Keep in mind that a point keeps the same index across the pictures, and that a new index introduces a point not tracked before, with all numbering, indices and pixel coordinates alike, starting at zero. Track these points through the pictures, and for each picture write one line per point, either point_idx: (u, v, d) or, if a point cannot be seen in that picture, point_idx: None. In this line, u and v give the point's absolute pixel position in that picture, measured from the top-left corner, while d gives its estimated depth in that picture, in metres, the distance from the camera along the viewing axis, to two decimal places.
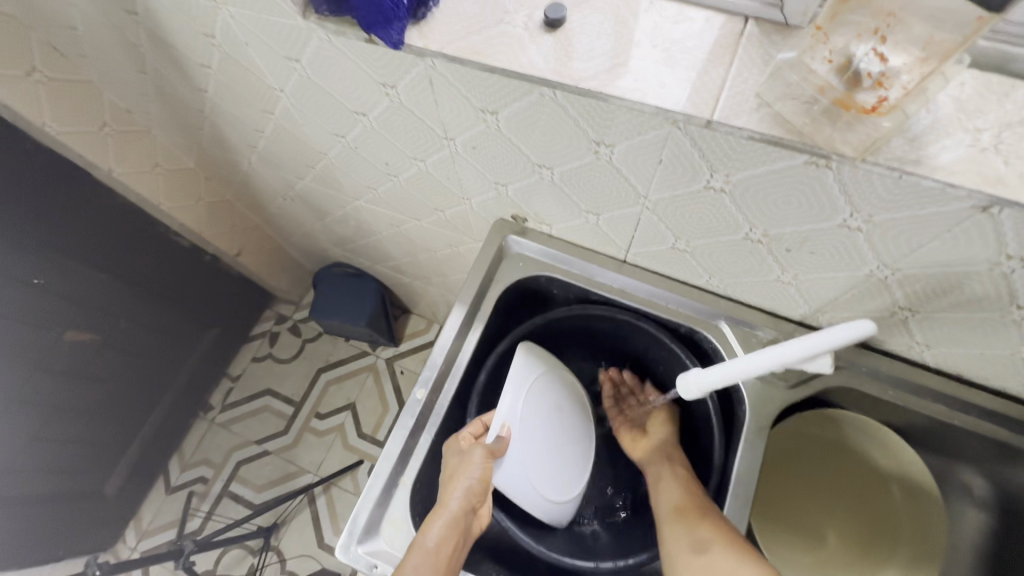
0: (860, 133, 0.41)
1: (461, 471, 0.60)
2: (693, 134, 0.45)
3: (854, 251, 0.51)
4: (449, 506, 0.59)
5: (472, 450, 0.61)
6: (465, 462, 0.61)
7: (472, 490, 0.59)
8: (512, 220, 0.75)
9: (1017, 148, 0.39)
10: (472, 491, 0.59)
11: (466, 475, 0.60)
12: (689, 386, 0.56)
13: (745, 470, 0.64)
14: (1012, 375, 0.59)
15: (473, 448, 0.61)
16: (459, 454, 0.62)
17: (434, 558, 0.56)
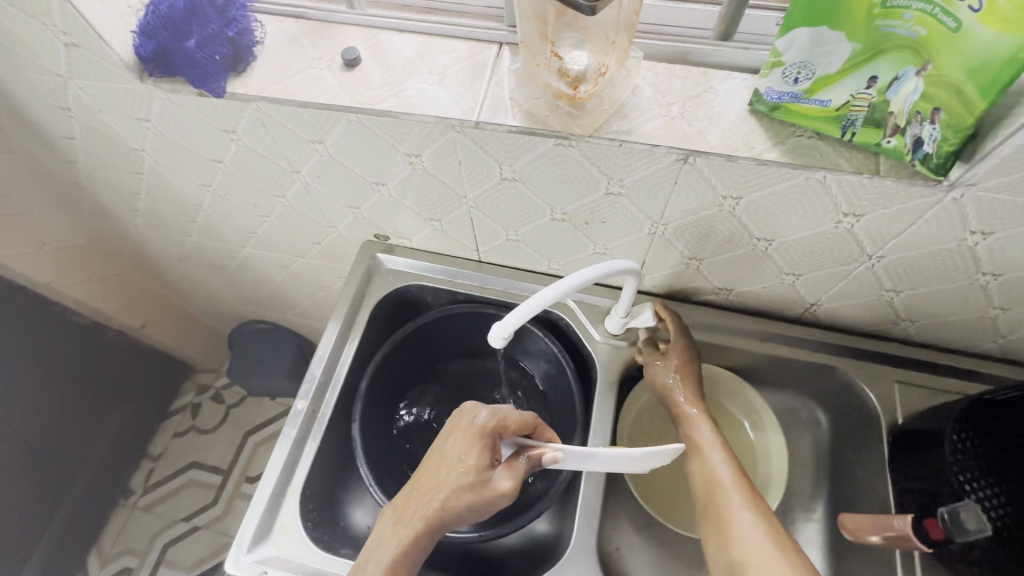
0: (586, 117, 0.53)
1: (446, 483, 0.60)
2: (470, 134, 0.56)
3: (630, 215, 0.63)
4: (417, 507, 0.61)
5: (472, 469, 0.60)
6: (456, 475, 0.60)
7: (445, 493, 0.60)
8: (378, 240, 0.84)
9: (696, 114, 0.53)
10: (450, 509, 0.59)
11: (449, 491, 0.60)
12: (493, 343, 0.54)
13: (599, 422, 0.74)
14: (793, 299, 0.72)
15: (478, 467, 0.60)
16: (451, 458, 0.61)
17: (394, 567, 0.59)
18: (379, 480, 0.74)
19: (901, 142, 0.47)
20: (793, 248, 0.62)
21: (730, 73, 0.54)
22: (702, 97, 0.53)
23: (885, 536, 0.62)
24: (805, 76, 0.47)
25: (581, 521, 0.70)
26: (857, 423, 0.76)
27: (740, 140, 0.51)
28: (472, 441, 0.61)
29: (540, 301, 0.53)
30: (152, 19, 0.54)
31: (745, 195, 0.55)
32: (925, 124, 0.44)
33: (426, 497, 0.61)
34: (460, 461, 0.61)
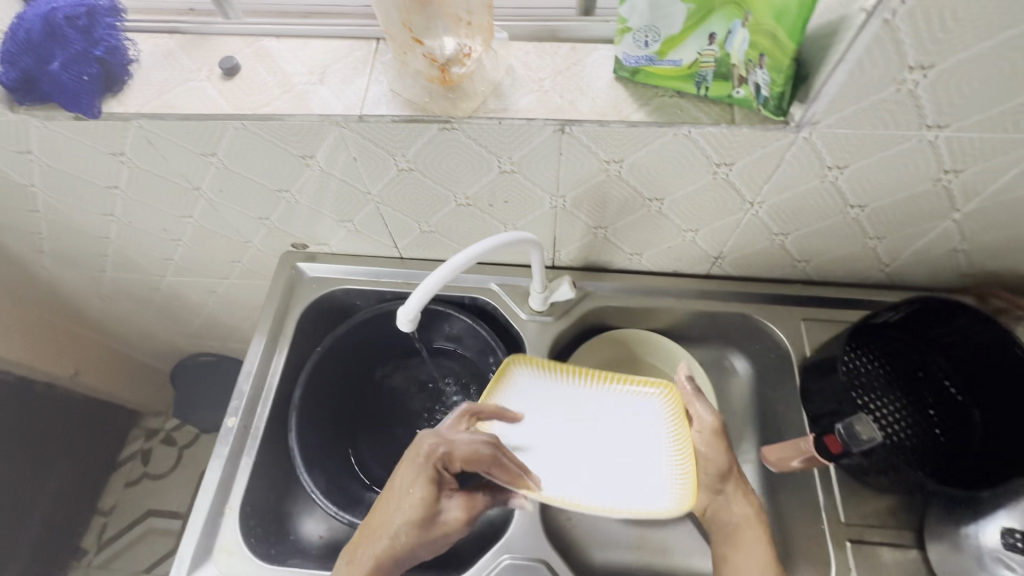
0: (463, 100, 0.55)
1: (396, 513, 0.61)
2: (356, 128, 0.57)
3: (528, 191, 0.65)
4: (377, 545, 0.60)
5: (423, 501, 0.61)
6: (405, 500, 0.61)
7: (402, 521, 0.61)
8: (296, 250, 0.83)
9: (567, 86, 0.56)
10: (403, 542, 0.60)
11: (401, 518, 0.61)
12: (402, 325, 0.55)
13: None
14: (698, 255, 0.76)
15: (428, 496, 0.61)
16: (399, 491, 0.62)
17: None
18: (321, 486, 0.73)
19: (748, 91, 0.51)
20: (683, 204, 0.66)
21: (594, 45, 0.58)
22: (570, 70, 0.56)
23: (804, 459, 0.67)
24: (653, 39, 0.50)
25: None
26: (774, 364, 0.81)
27: (607, 106, 0.55)
28: (416, 467, 0.62)
29: (452, 267, 0.54)
30: (13, 46, 0.54)
31: (625, 158, 0.58)
32: (758, 69, 0.48)
33: (379, 536, 0.61)
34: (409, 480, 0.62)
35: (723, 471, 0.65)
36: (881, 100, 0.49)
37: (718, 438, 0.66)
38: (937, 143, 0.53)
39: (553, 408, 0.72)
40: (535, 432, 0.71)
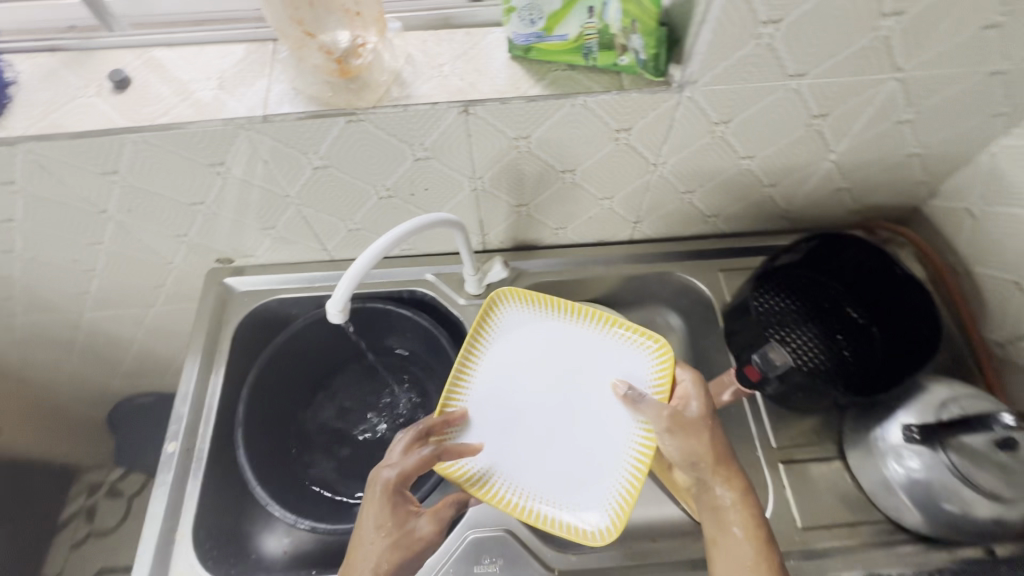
0: (365, 91, 0.56)
1: (372, 551, 0.57)
2: (262, 129, 0.57)
3: (446, 176, 0.67)
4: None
5: (393, 527, 0.59)
6: (377, 534, 0.58)
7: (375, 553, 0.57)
8: (222, 265, 0.81)
9: (465, 69, 0.58)
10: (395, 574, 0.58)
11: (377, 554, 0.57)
12: (333, 319, 0.56)
13: None
14: (619, 221, 0.81)
15: (399, 522, 0.59)
16: (368, 529, 0.58)
17: None
18: (277, 498, 0.72)
19: (630, 57, 0.56)
20: (594, 173, 0.70)
21: (487, 29, 0.60)
22: (467, 54, 0.59)
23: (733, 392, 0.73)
24: (538, 17, 0.54)
25: None
26: (701, 316, 0.86)
27: (506, 85, 0.57)
28: (380, 496, 0.59)
29: (366, 259, 0.55)
30: None
31: (532, 133, 0.61)
32: (633, 34, 0.54)
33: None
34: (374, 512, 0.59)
35: (707, 460, 0.61)
36: (745, 55, 0.54)
37: (682, 430, 0.63)
38: (801, 91, 0.59)
39: (547, 346, 0.73)
40: (518, 369, 0.72)
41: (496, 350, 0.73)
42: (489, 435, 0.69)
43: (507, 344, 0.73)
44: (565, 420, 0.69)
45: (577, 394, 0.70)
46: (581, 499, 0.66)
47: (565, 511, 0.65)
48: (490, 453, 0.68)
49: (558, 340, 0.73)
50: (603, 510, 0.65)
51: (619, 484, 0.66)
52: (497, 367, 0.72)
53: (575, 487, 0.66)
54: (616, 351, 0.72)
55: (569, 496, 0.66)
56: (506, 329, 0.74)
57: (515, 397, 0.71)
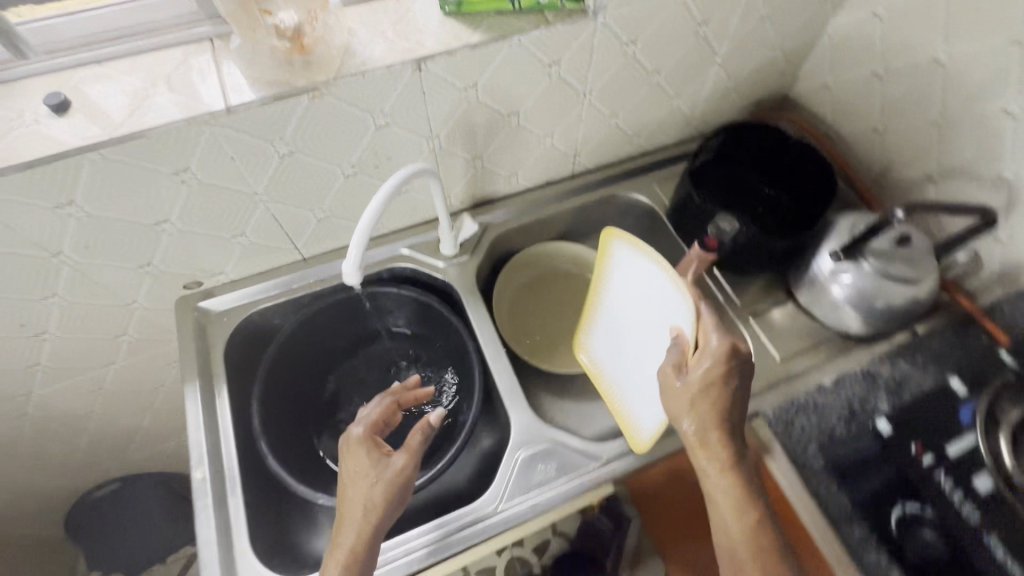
0: (321, 66, 0.59)
1: (355, 496, 0.60)
2: (226, 122, 0.58)
3: (406, 140, 0.71)
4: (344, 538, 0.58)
5: (369, 469, 0.60)
6: (354, 477, 0.60)
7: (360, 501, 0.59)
8: (190, 292, 0.78)
9: (407, 32, 0.63)
10: (375, 508, 0.58)
11: (358, 496, 0.59)
12: (349, 279, 0.59)
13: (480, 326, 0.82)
14: (561, 158, 0.89)
15: (372, 461, 0.60)
16: (348, 477, 0.61)
17: None
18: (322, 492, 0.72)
19: None
20: (535, 112, 0.77)
21: None
22: (404, 19, 0.64)
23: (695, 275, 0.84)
24: None
25: (510, 404, 0.77)
26: (649, 226, 0.98)
27: (448, 38, 0.63)
28: (356, 443, 0.62)
29: (368, 220, 0.58)
30: None
31: (478, 81, 0.68)
32: None
33: (351, 521, 0.59)
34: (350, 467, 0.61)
35: (698, 435, 0.60)
36: None
37: (670, 398, 0.63)
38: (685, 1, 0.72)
39: (651, 281, 0.73)
40: (623, 305, 0.79)
41: (614, 276, 0.79)
42: (610, 341, 0.81)
43: (620, 274, 0.78)
44: (653, 343, 0.74)
45: (664, 324, 0.72)
46: (642, 413, 0.73)
47: (632, 415, 0.74)
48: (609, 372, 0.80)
49: (644, 276, 0.75)
50: (652, 430, 0.70)
51: (663, 418, 0.69)
52: (612, 301, 0.81)
53: (637, 403, 0.74)
54: (671, 294, 0.70)
55: (637, 415, 0.73)
56: (620, 261, 0.77)
57: (620, 314, 0.79)
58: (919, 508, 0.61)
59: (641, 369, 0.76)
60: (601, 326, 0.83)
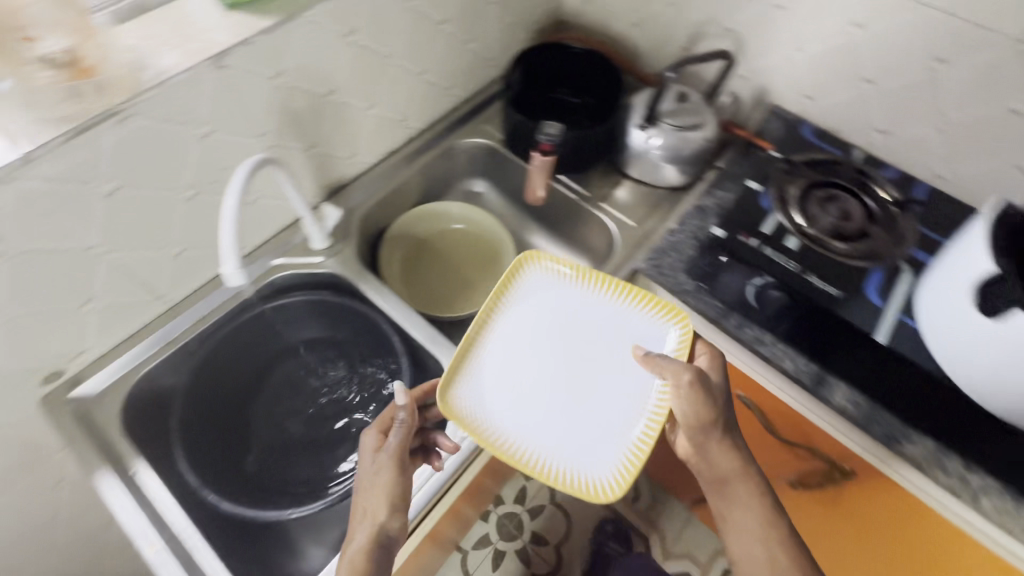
0: (112, 87, 0.57)
1: (364, 492, 0.60)
2: (28, 174, 0.53)
3: (235, 144, 0.70)
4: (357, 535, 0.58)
5: (376, 462, 0.62)
6: (365, 476, 0.62)
7: (371, 493, 0.60)
8: (54, 386, 0.70)
9: (191, 33, 0.63)
10: (381, 501, 0.59)
11: (366, 488, 0.60)
12: (233, 281, 0.63)
13: (378, 296, 0.84)
14: (392, 125, 0.94)
15: (375, 456, 0.62)
16: (360, 478, 0.62)
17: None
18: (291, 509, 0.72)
19: None
20: (351, 85, 0.80)
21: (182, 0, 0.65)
22: (183, 23, 0.63)
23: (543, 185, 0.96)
24: None
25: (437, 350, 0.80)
26: (493, 164, 1.07)
27: (236, 28, 0.64)
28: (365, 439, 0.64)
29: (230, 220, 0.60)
30: None
31: (285, 65, 0.69)
32: None
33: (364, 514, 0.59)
34: (362, 466, 0.63)
35: (717, 423, 0.62)
36: None
37: (688, 398, 0.61)
38: None
39: (562, 308, 0.72)
40: (535, 342, 0.70)
41: (513, 310, 0.72)
42: (507, 381, 0.67)
43: (529, 305, 0.73)
44: (579, 374, 0.68)
45: (591, 351, 0.70)
46: (597, 457, 0.63)
47: (583, 467, 0.62)
48: (515, 431, 0.64)
49: (563, 308, 0.72)
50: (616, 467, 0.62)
51: (633, 441, 0.64)
52: (507, 332, 0.71)
53: (588, 445, 0.63)
54: (619, 318, 0.72)
55: (586, 466, 0.62)
56: (528, 292, 0.73)
57: (525, 348, 0.70)
58: (765, 282, 0.78)
59: (577, 410, 0.66)
60: (485, 387, 0.67)
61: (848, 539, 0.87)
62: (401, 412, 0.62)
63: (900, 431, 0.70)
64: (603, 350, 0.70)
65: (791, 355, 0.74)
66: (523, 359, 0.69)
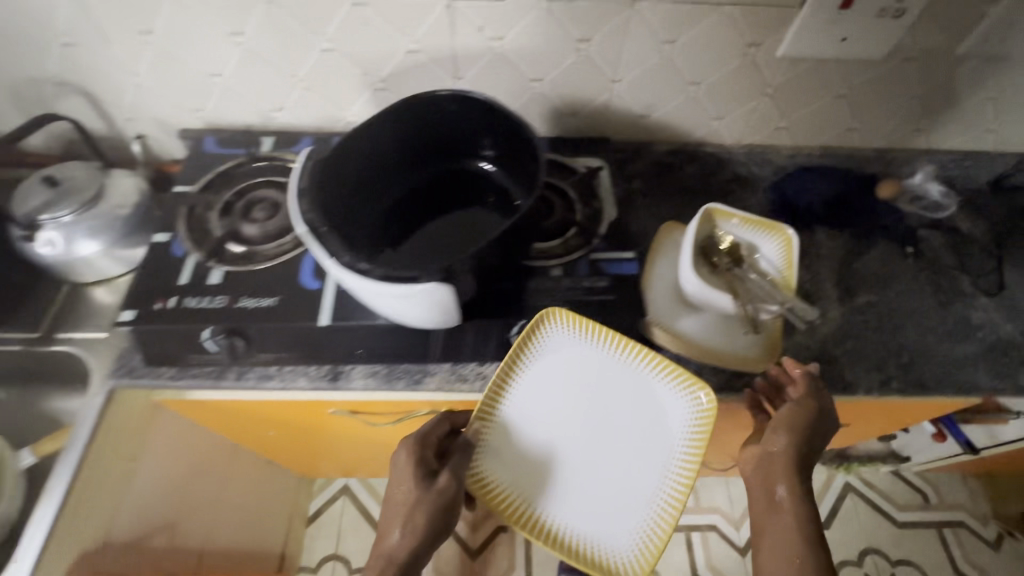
0: None
1: (398, 520, 0.62)
2: None
3: None
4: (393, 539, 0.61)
5: (417, 488, 0.62)
6: (404, 502, 0.63)
7: (405, 521, 0.62)
8: None
9: None
10: (411, 526, 0.61)
11: (405, 516, 0.62)
12: None
13: None
14: None
15: (419, 481, 0.63)
16: (394, 491, 0.64)
17: None
18: None
19: None
20: None
21: None
22: None
23: None
24: None
25: None
26: None
27: None
28: (406, 456, 0.65)
29: None
30: None
31: None
32: None
33: (390, 539, 0.62)
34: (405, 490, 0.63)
35: (777, 463, 0.64)
36: None
37: (765, 444, 0.65)
38: None
39: (585, 365, 0.69)
40: (561, 422, 0.67)
41: (532, 377, 0.69)
42: (535, 464, 0.66)
43: (546, 373, 0.69)
44: (603, 432, 0.67)
45: (619, 408, 0.68)
46: (618, 531, 0.63)
47: (598, 536, 0.63)
48: (553, 506, 0.65)
49: (592, 371, 0.69)
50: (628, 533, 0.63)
51: (647, 497, 0.64)
52: (531, 418, 0.68)
53: (608, 512, 0.64)
54: (636, 376, 0.68)
55: (604, 539, 0.63)
56: (547, 350, 0.69)
57: (591, 421, 0.67)
58: (217, 332, 0.66)
59: (606, 479, 0.65)
60: (522, 477, 0.66)
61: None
62: (463, 437, 0.66)
63: (418, 371, 0.74)
64: (600, 407, 0.68)
65: (302, 372, 0.72)
66: (549, 434, 0.67)
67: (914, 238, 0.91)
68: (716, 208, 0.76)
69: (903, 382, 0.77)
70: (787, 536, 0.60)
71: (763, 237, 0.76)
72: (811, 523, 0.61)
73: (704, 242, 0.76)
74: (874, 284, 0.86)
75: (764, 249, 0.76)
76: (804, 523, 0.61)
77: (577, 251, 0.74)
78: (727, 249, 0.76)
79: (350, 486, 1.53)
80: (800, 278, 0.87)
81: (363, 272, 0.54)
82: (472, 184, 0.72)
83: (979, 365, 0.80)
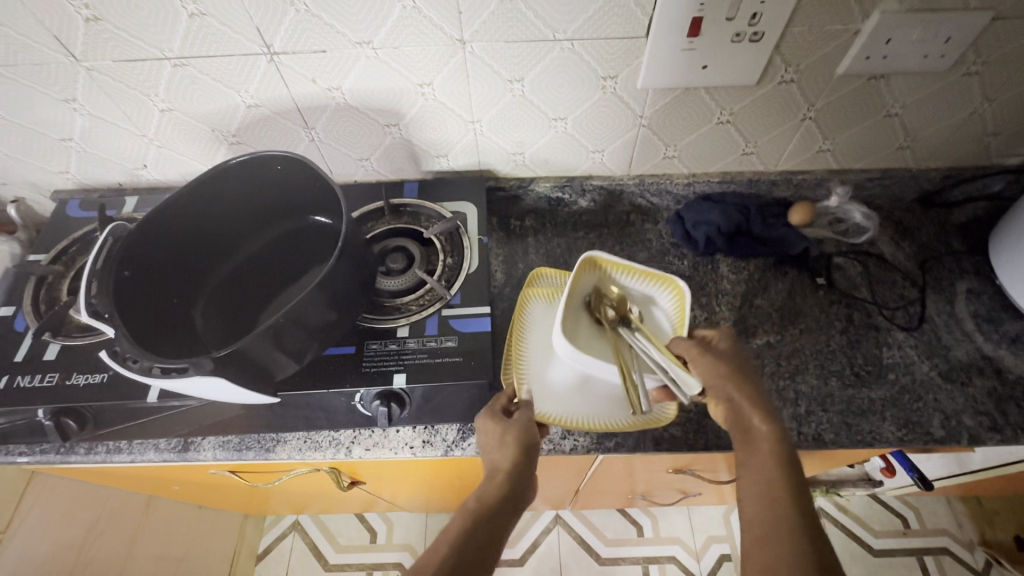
0: None
1: (497, 456, 0.58)
2: None
3: None
4: (500, 469, 0.56)
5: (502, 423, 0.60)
6: (494, 442, 0.59)
7: (505, 450, 0.58)
8: None
9: None
10: (515, 453, 0.57)
11: (503, 449, 0.58)
12: None
13: None
14: None
15: (502, 417, 0.60)
16: (481, 440, 0.60)
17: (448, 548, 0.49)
18: None
19: None
20: None
21: None
22: None
23: None
24: None
25: None
26: None
27: None
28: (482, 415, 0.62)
29: None
30: None
31: None
32: None
33: (492, 475, 0.56)
34: (491, 431, 0.60)
35: (743, 416, 0.57)
36: None
37: (727, 399, 0.59)
38: None
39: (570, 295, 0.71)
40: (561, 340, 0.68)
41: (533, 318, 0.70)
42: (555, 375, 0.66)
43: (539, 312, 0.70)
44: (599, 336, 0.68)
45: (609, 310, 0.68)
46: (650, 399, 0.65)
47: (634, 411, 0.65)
48: (584, 400, 0.65)
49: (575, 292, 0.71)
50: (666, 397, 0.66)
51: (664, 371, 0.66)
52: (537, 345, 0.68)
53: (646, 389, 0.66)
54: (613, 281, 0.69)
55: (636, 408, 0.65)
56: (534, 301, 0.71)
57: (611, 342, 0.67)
58: (47, 413, 0.64)
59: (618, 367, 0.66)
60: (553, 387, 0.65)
61: (416, 484, 0.94)
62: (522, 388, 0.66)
63: (271, 439, 0.70)
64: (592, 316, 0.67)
65: (151, 444, 0.70)
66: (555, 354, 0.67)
67: (825, 268, 0.84)
68: (605, 256, 0.68)
69: (796, 436, 0.70)
70: (757, 476, 0.52)
71: (656, 290, 0.68)
72: (789, 460, 0.53)
73: (591, 293, 0.67)
74: (776, 321, 0.79)
75: (658, 303, 0.68)
76: (779, 457, 0.53)
77: (427, 310, 0.70)
78: (614, 301, 0.67)
79: (300, 522, 1.52)
80: (695, 317, 0.80)
81: (124, 365, 0.51)
82: (313, 243, 0.70)
83: (887, 412, 0.72)
